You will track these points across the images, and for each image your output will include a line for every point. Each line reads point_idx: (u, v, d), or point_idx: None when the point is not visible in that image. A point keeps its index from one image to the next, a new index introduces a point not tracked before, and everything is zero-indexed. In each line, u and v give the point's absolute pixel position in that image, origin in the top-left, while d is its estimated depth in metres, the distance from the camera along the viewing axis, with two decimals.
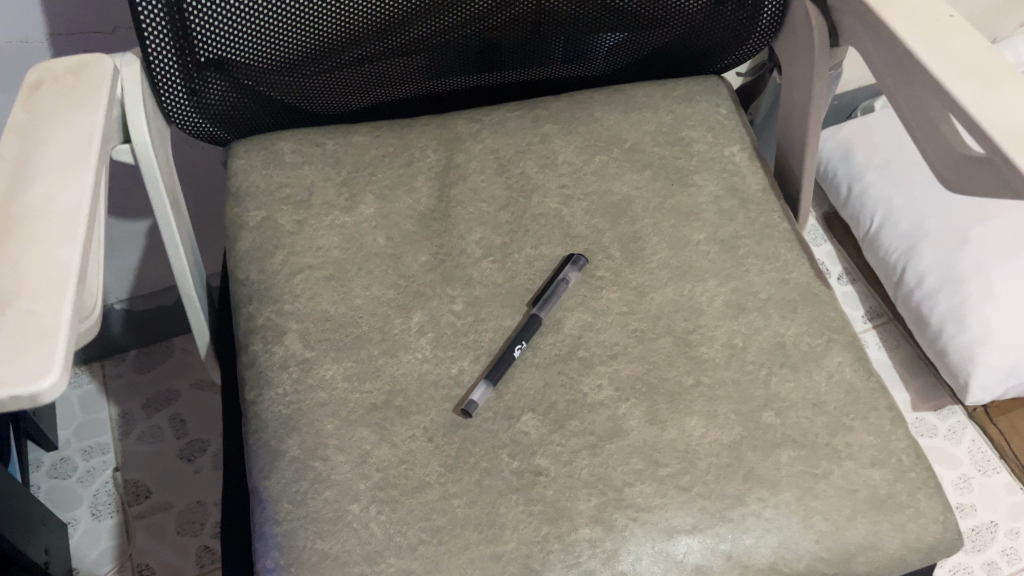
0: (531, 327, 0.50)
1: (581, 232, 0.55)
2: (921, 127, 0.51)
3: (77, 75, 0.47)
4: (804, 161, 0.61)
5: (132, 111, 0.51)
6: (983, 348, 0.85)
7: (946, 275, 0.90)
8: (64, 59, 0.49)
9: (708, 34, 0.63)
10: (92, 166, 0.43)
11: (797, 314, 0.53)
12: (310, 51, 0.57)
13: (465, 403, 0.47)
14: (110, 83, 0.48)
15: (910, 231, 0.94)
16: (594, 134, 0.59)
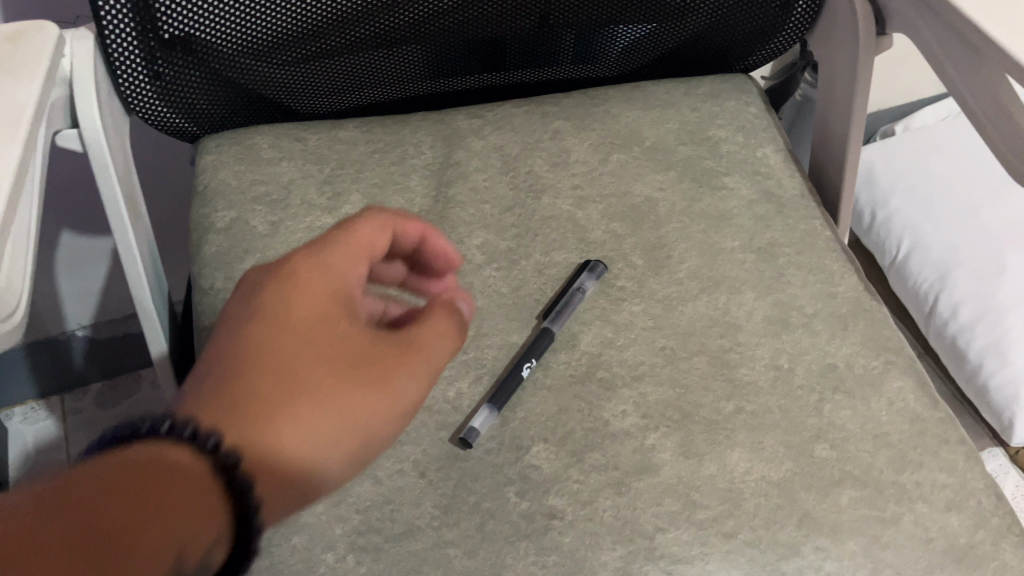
0: (541, 341, 0.43)
1: (598, 237, 0.48)
2: (996, 118, 0.44)
3: (14, 43, 0.41)
4: (847, 164, 0.54)
5: (80, 89, 0.44)
6: None
7: (984, 306, 0.83)
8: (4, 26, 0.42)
9: (736, 27, 0.57)
10: (19, 142, 0.35)
11: (849, 333, 0.46)
12: (293, 34, 0.50)
13: (465, 431, 0.40)
14: (53, 53, 0.41)
15: (942, 260, 0.88)
16: (611, 132, 0.53)
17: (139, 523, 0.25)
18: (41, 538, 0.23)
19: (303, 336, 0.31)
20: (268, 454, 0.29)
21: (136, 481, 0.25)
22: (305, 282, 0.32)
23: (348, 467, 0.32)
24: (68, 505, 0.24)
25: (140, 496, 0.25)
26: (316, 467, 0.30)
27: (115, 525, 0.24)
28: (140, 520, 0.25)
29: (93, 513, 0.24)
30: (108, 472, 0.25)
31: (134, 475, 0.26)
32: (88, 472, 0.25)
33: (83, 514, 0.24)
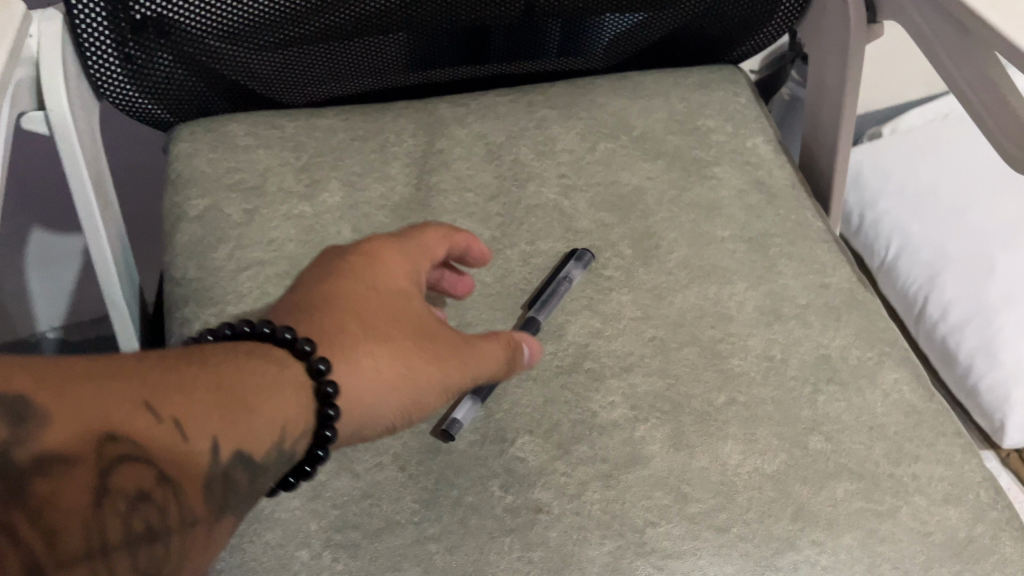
0: (528, 330, 0.41)
1: (584, 226, 0.47)
2: (990, 103, 0.43)
3: None
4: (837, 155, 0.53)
5: (46, 70, 0.42)
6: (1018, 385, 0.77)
7: (973, 307, 0.82)
8: None
9: (724, 17, 0.56)
10: None
11: (843, 324, 0.44)
12: (270, 20, 0.48)
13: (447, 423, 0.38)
14: (18, 30, 0.40)
15: (931, 261, 0.87)
16: (598, 121, 0.52)
17: (213, 418, 0.26)
18: (129, 412, 0.24)
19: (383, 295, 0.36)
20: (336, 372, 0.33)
21: (208, 379, 0.26)
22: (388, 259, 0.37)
23: (391, 415, 0.35)
24: (149, 395, 0.25)
25: (213, 391, 0.26)
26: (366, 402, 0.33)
27: (197, 413, 0.25)
28: (212, 414, 0.26)
29: (173, 402, 0.25)
30: (190, 366, 0.26)
31: (211, 379, 0.27)
32: (171, 360, 0.26)
33: (171, 396, 0.25)
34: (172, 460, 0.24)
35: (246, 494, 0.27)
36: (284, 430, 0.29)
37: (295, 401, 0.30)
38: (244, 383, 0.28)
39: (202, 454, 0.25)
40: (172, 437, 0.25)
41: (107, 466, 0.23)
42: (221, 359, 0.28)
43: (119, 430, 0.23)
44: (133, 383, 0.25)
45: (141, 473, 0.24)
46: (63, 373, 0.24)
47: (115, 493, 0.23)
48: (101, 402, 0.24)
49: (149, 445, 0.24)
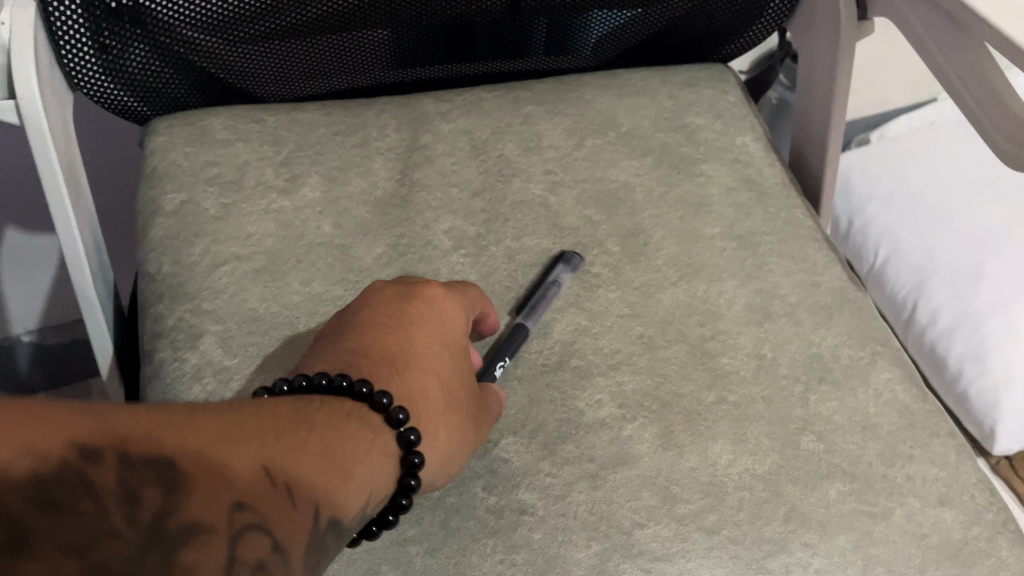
0: (515, 340, 0.40)
1: (571, 223, 0.46)
2: (980, 97, 0.43)
3: None
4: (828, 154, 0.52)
5: (16, 56, 0.41)
6: (1009, 392, 0.76)
7: (962, 313, 0.82)
8: None
9: (713, 14, 0.55)
10: None
11: (834, 323, 0.43)
12: (250, 11, 0.47)
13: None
14: None
15: (919, 266, 0.87)
16: (585, 117, 0.51)
17: (318, 485, 0.27)
18: (250, 480, 0.26)
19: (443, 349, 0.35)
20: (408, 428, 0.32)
21: (312, 446, 0.28)
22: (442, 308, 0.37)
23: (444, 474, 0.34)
24: (267, 461, 0.26)
25: (317, 458, 0.28)
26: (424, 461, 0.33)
27: (304, 480, 0.27)
28: (316, 481, 0.27)
29: (285, 468, 0.27)
30: (296, 436, 0.28)
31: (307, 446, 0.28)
32: (282, 428, 0.28)
33: (282, 466, 0.27)
34: (287, 526, 0.26)
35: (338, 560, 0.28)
36: (372, 496, 0.30)
37: (382, 463, 0.31)
38: (340, 448, 0.29)
39: (310, 519, 0.27)
40: (284, 503, 0.26)
41: (238, 533, 0.24)
42: (323, 424, 0.29)
43: (244, 497, 0.25)
44: (253, 452, 0.26)
45: (262, 541, 0.25)
46: (193, 445, 0.25)
47: (242, 562, 0.24)
48: (225, 470, 0.25)
49: (269, 511, 0.25)
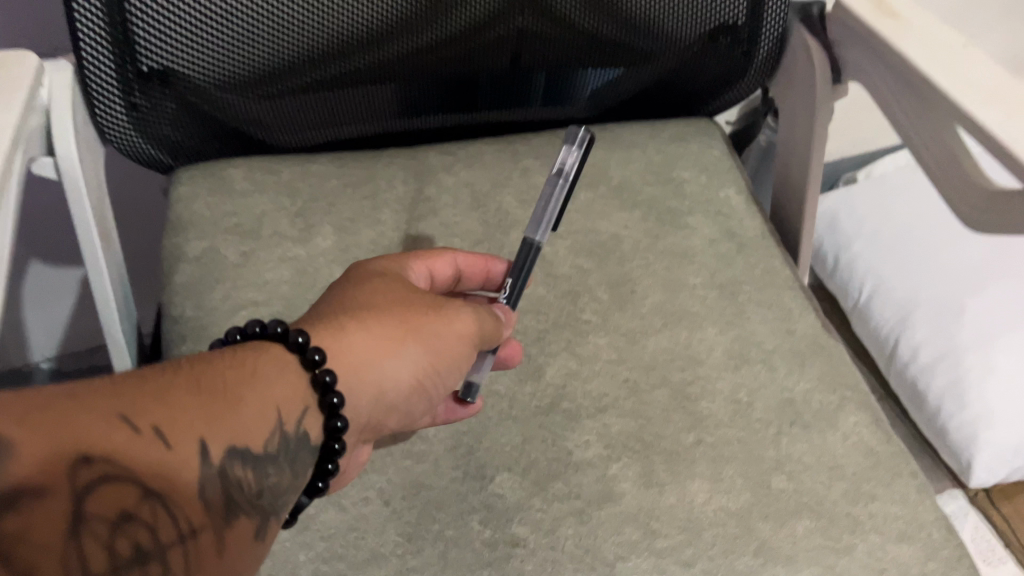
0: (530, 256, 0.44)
1: (564, 272, 0.49)
2: (941, 165, 0.46)
3: None
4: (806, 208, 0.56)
5: (57, 119, 0.45)
6: (986, 427, 0.79)
7: (943, 350, 0.85)
8: None
9: (700, 72, 0.59)
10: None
11: (806, 369, 0.47)
12: (267, 70, 0.51)
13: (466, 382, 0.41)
14: (34, 81, 0.42)
15: (902, 303, 0.90)
16: (579, 171, 0.55)
17: (197, 424, 0.28)
18: (112, 431, 0.26)
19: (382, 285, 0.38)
20: (336, 345, 0.34)
21: (190, 392, 0.28)
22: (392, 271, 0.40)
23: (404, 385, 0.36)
24: (128, 409, 0.27)
25: (196, 401, 0.28)
26: (372, 372, 0.35)
27: (182, 423, 0.28)
28: (195, 423, 0.28)
29: (150, 413, 0.27)
30: (171, 379, 0.29)
31: (187, 388, 0.29)
32: (152, 381, 0.28)
33: (154, 410, 0.27)
34: (158, 473, 0.27)
35: (259, 489, 0.30)
36: (279, 423, 0.31)
37: (291, 389, 0.32)
38: (229, 387, 0.30)
39: (189, 458, 0.27)
40: (156, 447, 0.27)
41: (91, 487, 0.25)
42: (208, 369, 0.30)
43: (94, 450, 0.25)
44: (112, 403, 0.27)
45: (127, 488, 0.26)
46: (39, 404, 0.25)
47: (96, 516, 0.25)
48: (75, 426, 0.25)
49: (132, 462, 0.26)
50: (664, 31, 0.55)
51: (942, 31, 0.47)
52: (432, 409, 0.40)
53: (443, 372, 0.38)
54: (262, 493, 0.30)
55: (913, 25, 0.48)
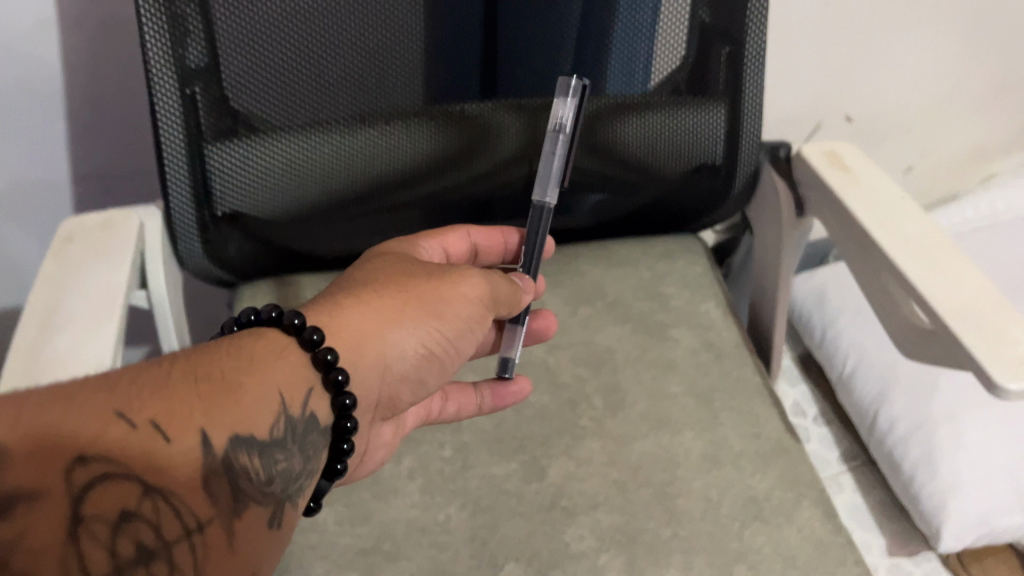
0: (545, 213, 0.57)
1: (565, 380, 0.60)
2: (880, 301, 0.56)
3: (105, 230, 0.55)
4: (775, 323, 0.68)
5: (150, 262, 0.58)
6: (955, 494, 0.78)
7: (917, 421, 0.86)
8: (96, 215, 0.56)
9: (685, 197, 0.68)
10: (117, 318, 0.48)
11: (768, 470, 0.55)
12: (320, 207, 0.61)
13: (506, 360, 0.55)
14: (133, 235, 0.55)
15: (883, 376, 0.91)
16: (580, 289, 0.66)
17: (194, 417, 0.34)
18: (109, 429, 0.31)
19: (389, 269, 0.48)
20: (346, 324, 0.43)
21: (185, 390, 0.34)
22: (385, 264, 0.49)
23: (413, 342, 0.46)
24: (123, 408, 0.32)
25: (189, 396, 0.34)
26: (379, 343, 0.45)
27: (179, 418, 0.33)
28: (191, 416, 0.34)
29: (144, 410, 0.32)
30: (171, 380, 0.34)
31: (185, 389, 0.34)
32: (148, 382, 0.34)
33: (153, 408, 0.33)
34: (156, 466, 0.32)
35: (268, 478, 0.37)
36: (277, 406, 0.38)
37: (285, 373, 0.39)
38: (222, 379, 0.36)
39: (186, 448, 0.33)
40: (152, 440, 0.32)
41: (92, 484, 0.30)
42: (200, 365, 0.36)
43: (92, 451, 0.30)
44: (105, 402, 0.32)
45: (127, 485, 0.31)
46: (45, 410, 0.30)
47: (93, 518, 0.30)
48: (79, 428, 0.31)
49: (132, 458, 0.31)
50: (652, 168, 0.64)
51: (884, 184, 0.58)
52: (447, 366, 0.50)
53: (449, 335, 0.48)
54: (272, 480, 0.37)
55: (860, 178, 0.58)
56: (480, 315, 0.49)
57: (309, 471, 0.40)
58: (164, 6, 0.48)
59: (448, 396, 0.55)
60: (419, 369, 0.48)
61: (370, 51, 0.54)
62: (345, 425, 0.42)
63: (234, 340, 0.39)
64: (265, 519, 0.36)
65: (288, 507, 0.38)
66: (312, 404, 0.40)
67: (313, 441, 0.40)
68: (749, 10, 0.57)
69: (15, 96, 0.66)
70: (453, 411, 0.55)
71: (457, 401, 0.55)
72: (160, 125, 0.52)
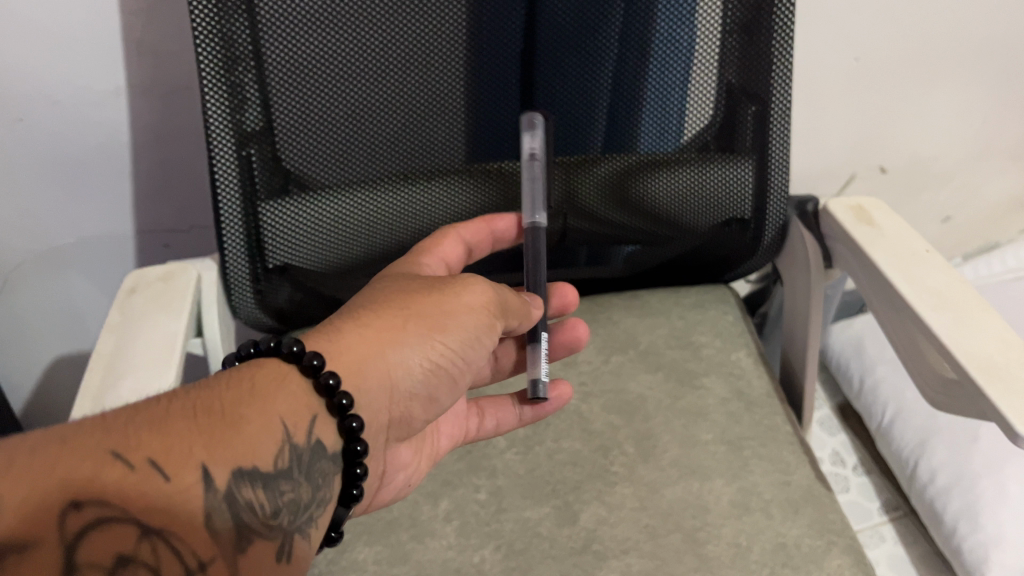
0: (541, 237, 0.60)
1: (598, 427, 0.62)
2: (909, 355, 0.58)
3: (166, 282, 0.60)
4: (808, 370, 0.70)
5: (207, 311, 0.62)
6: (998, 544, 0.75)
7: (959, 472, 0.83)
8: (158, 267, 0.62)
9: (716, 249, 0.70)
10: (175, 366, 0.53)
11: (798, 516, 0.56)
12: (365, 258, 0.64)
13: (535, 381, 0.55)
14: (189, 289, 0.60)
15: (923, 425, 0.89)
16: (613, 336, 0.70)
17: (194, 454, 0.36)
18: (104, 473, 0.33)
19: (394, 290, 0.50)
20: (347, 346, 0.45)
21: (185, 428, 0.36)
22: (393, 288, 0.50)
23: (421, 356, 0.48)
24: (117, 447, 0.34)
25: (189, 433, 0.36)
26: (384, 361, 0.46)
27: (174, 455, 0.35)
28: (191, 451, 0.36)
29: (140, 450, 0.34)
30: (168, 419, 0.36)
31: (182, 426, 0.36)
32: (146, 421, 0.36)
33: (150, 446, 0.35)
34: (154, 507, 0.34)
35: (273, 512, 0.38)
36: (280, 435, 0.40)
37: (286, 402, 0.41)
38: (223, 413, 0.38)
39: (183, 484, 0.35)
40: (149, 478, 0.34)
41: (87, 529, 0.32)
42: (201, 401, 0.38)
43: (85, 497, 0.32)
44: (100, 445, 0.34)
45: (124, 529, 0.33)
46: (38, 454, 0.32)
47: (83, 565, 0.31)
48: (74, 471, 0.32)
49: (127, 501, 0.33)
50: (682, 220, 0.67)
51: (911, 241, 0.61)
52: (458, 381, 0.52)
53: (455, 349, 0.49)
54: (278, 512, 0.39)
55: (887, 236, 0.61)
56: (489, 324, 0.51)
57: (320, 500, 0.42)
58: (224, 76, 0.51)
59: (485, 414, 0.60)
60: (428, 384, 0.49)
61: (412, 111, 0.58)
62: (355, 448, 0.44)
63: (234, 372, 0.41)
64: (273, 552, 0.38)
65: (298, 538, 0.40)
66: (318, 431, 0.42)
67: (320, 468, 0.42)
68: (775, 77, 0.59)
69: (87, 158, 0.72)
70: (492, 427, 0.60)
71: (495, 418, 0.60)
72: (218, 186, 0.56)
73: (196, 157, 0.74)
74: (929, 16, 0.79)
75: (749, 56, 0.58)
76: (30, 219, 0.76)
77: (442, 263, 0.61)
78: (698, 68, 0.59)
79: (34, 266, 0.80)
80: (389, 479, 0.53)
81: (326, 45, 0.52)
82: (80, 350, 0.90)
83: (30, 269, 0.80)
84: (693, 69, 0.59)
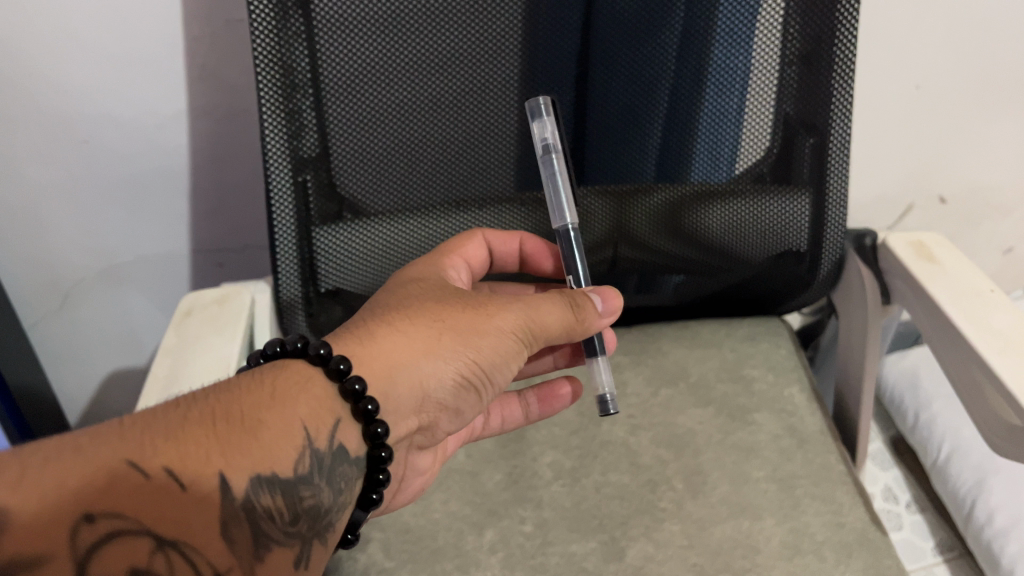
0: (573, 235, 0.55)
1: (646, 461, 0.61)
2: (968, 395, 0.56)
3: (221, 304, 0.61)
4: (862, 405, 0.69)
5: (258, 331, 0.63)
6: None
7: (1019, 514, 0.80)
8: (214, 292, 0.63)
9: (770, 282, 0.69)
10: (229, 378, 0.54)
11: (852, 560, 0.54)
12: None
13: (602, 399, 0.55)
14: (243, 310, 0.61)
15: (980, 463, 0.86)
16: (662, 368, 0.70)
17: (212, 460, 0.36)
18: (118, 483, 0.33)
19: (422, 295, 0.49)
20: (376, 353, 0.45)
21: (203, 433, 0.36)
22: (418, 290, 0.50)
23: (452, 371, 0.47)
24: (133, 456, 0.34)
25: (205, 438, 0.36)
26: (414, 370, 0.46)
27: (188, 461, 0.35)
28: (208, 459, 0.36)
29: (156, 459, 0.34)
30: (186, 425, 0.36)
31: (200, 432, 0.36)
32: (163, 428, 0.36)
33: (166, 453, 0.35)
34: (169, 518, 0.34)
35: (291, 519, 0.38)
36: (300, 440, 0.40)
37: (308, 406, 0.41)
38: (243, 418, 0.38)
39: (196, 493, 0.35)
40: (165, 486, 0.34)
41: (99, 544, 0.32)
42: (221, 405, 0.38)
43: (98, 510, 0.32)
44: (114, 454, 0.34)
45: (138, 542, 0.33)
46: (51, 469, 0.32)
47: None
48: (86, 483, 0.32)
49: (141, 513, 0.33)
50: (734, 251, 0.66)
51: (972, 279, 0.59)
52: (483, 394, 0.51)
53: (485, 365, 0.48)
54: (297, 518, 0.39)
55: (948, 275, 0.60)
56: (520, 348, 0.49)
57: (341, 504, 0.42)
58: (282, 104, 0.52)
59: (491, 412, 0.61)
60: (456, 397, 0.49)
61: (466, 136, 0.58)
62: (378, 454, 0.44)
63: (257, 375, 0.41)
64: (290, 559, 0.38)
65: (315, 545, 0.40)
66: (340, 436, 0.42)
67: (342, 472, 0.42)
68: (836, 109, 0.58)
69: (146, 179, 0.74)
70: (498, 424, 0.61)
71: (501, 415, 0.61)
72: (274, 211, 0.56)
73: (253, 180, 0.75)
74: (994, 44, 0.78)
75: (807, 86, 0.57)
76: (91, 238, 0.78)
77: (464, 264, 0.59)
78: (753, 97, 0.58)
79: (93, 283, 0.82)
80: (407, 483, 0.55)
81: (383, 70, 0.53)
82: (133, 366, 0.92)
83: (88, 285, 0.82)
84: (748, 98, 0.58)
